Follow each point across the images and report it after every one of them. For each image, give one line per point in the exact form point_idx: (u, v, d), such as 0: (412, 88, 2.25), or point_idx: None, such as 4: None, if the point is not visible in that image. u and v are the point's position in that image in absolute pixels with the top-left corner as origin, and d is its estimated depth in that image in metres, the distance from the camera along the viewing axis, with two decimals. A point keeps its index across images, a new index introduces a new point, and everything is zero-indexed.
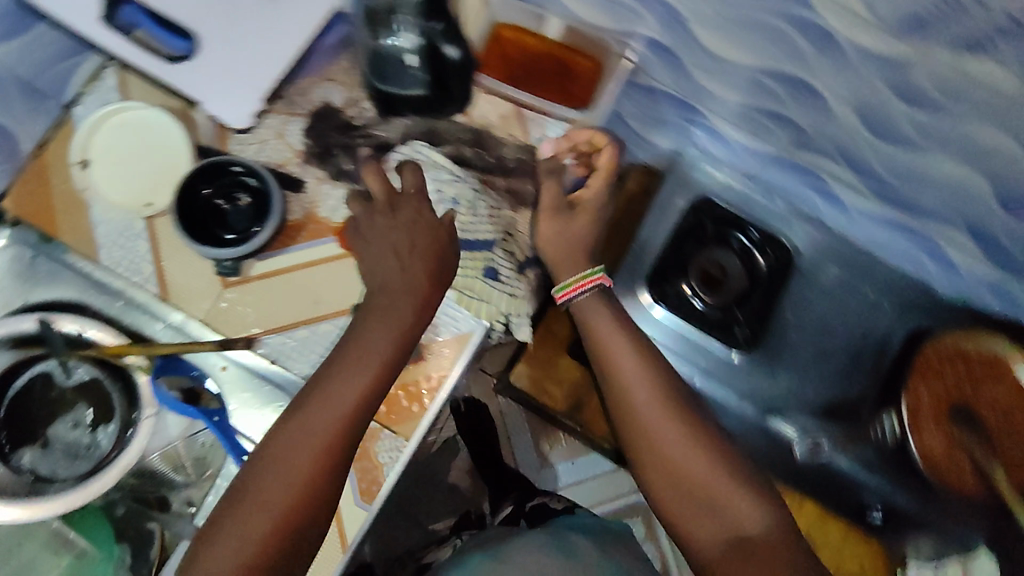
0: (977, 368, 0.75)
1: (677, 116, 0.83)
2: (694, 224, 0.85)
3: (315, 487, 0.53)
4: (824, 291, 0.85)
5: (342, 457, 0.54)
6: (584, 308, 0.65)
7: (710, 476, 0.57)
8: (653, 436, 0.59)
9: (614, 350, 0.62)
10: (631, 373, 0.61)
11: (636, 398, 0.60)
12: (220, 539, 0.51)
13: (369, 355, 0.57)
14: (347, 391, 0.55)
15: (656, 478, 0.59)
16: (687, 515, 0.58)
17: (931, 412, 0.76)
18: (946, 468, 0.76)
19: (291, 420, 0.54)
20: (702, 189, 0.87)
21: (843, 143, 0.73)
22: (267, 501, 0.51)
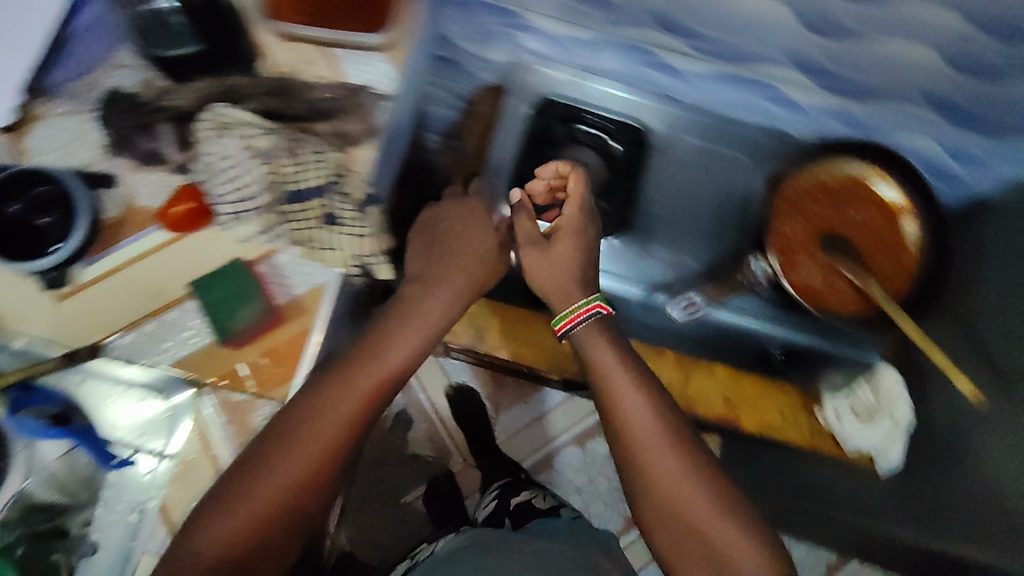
0: (837, 194, 0.80)
1: (498, 24, 0.80)
2: (541, 127, 0.83)
3: (312, 476, 0.60)
4: (682, 166, 0.86)
5: (327, 472, 0.60)
6: (582, 337, 0.71)
7: (687, 486, 0.63)
8: (647, 463, 0.64)
9: (612, 372, 0.68)
10: (634, 405, 0.66)
11: (630, 420, 0.66)
12: (216, 512, 0.58)
13: (361, 387, 0.63)
14: (338, 412, 0.61)
15: (651, 493, 0.65)
16: (677, 538, 0.63)
17: (805, 238, 0.80)
18: (821, 292, 0.78)
19: (295, 416, 0.60)
20: (544, 91, 0.84)
21: (660, 9, 0.72)
22: (271, 500, 0.58)
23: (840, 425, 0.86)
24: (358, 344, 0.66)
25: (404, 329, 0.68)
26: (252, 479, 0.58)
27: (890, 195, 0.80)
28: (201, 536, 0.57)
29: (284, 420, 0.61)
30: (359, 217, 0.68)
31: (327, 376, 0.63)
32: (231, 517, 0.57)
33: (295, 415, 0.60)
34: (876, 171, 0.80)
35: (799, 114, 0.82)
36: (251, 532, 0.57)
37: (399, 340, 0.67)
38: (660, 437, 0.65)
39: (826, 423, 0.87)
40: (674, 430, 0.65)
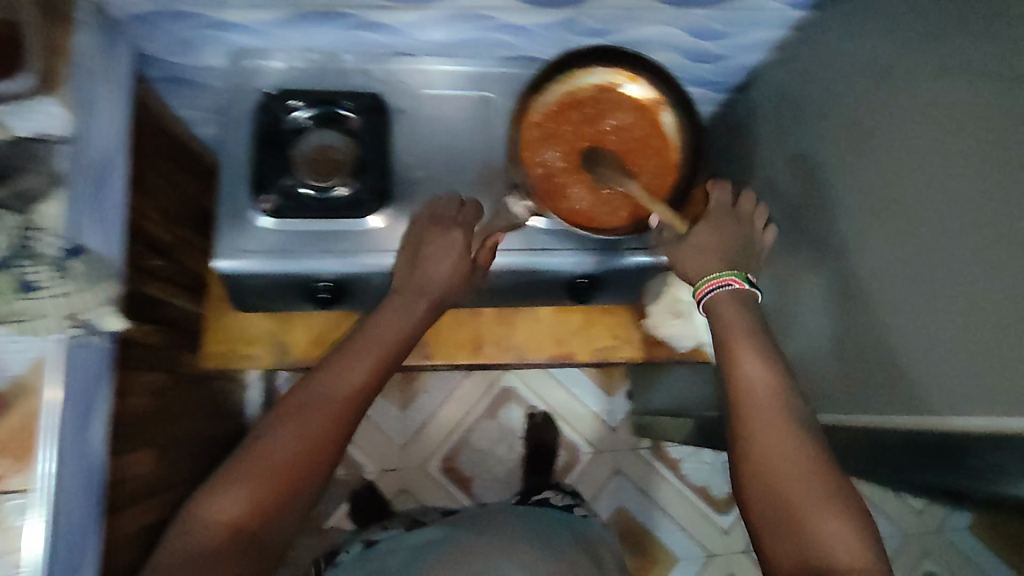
0: (585, 109, 0.78)
1: (190, 31, 0.73)
2: (264, 119, 0.75)
3: (302, 458, 0.59)
4: (430, 119, 0.80)
5: (302, 480, 0.58)
6: (718, 304, 0.68)
7: (792, 465, 0.57)
8: (754, 434, 0.60)
9: (737, 337, 0.65)
10: (756, 380, 0.62)
11: (753, 383, 0.62)
12: (221, 492, 0.56)
13: (334, 404, 0.62)
14: (314, 429, 0.60)
15: (754, 481, 0.58)
16: (771, 514, 0.56)
17: (565, 160, 0.76)
18: (590, 215, 0.75)
19: (294, 400, 0.61)
20: (263, 81, 0.77)
21: None
22: (272, 472, 0.57)
23: (664, 329, 0.86)
24: (323, 363, 0.66)
25: (367, 346, 0.68)
26: (246, 469, 0.57)
27: (640, 94, 0.78)
28: (201, 514, 0.55)
29: (265, 425, 0.60)
30: (61, 272, 0.61)
31: (302, 393, 0.63)
32: (252, 485, 0.56)
33: (276, 422, 0.60)
34: (620, 73, 0.77)
35: (533, 35, 0.79)
36: (250, 514, 0.55)
37: (355, 357, 0.66)
38: (775, 393, 0.61)
39: (653, 331, 0.88)
40: (793, 407, 0.60)
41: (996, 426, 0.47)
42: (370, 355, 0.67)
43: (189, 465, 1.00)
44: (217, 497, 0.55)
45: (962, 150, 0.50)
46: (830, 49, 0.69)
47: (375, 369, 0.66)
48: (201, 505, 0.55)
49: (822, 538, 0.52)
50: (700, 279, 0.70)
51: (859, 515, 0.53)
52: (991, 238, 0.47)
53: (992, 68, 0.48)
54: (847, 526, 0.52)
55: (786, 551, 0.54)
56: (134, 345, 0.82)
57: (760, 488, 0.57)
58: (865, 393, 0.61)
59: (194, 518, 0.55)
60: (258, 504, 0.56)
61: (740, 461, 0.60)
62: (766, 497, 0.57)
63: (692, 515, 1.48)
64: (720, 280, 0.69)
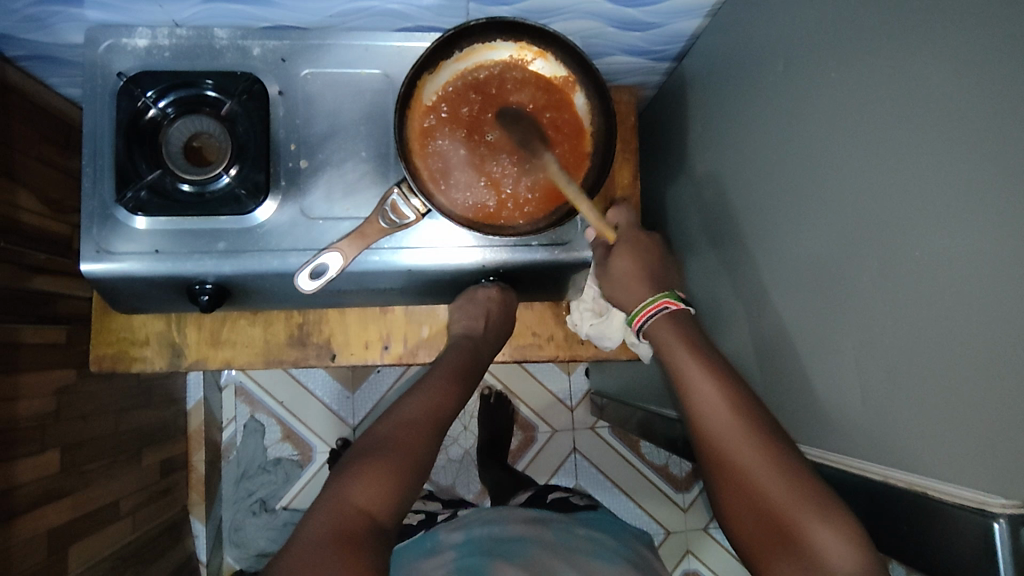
0: (483, 89, 0.69)
1: (35, 11, 0.64)
2: (127, 108, 0.67)
3: (417, 458, 0.61)
4: (317, 99, 0.72)
5: (415, 477, 0.60)
6: (655, 330, 0.70)
7: (759, 476, 0.55)
8: (726, 454, 0.58)
9: (682, 362, 0.65)
10: (709, 401, 0.61)
11: (706, 410, 0.61)
12: (358, 482, 0.57)
13: (425, 415, 0.65)
14: (423, 430, 0.64)
15: (740, 504, 0.57)
16: (768, 537, 0.54)
17: (465, 149, 0.68)
18: (491, 212, 0.69)
19: (407, 402, 0.67)
20: (128, 63, 0.69)
21: None
22: (432, 418, 0.66)
23: (583, 328, 0.83)
24: (415, 387, 0.70)
25: (450, 370, 0.73)
26: (368, 464, 0.59)
27: (549, 72, 0.70)
28: (342, 499, 0.56)
29: (376, 438, 0.62)
30: None
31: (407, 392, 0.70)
32: (384, 481, 0.58)
33: (386, 427, 0.64)
34: (525, 47, 0.69)
35: (434, 6, 0.69)
36: (388, 503, 0.57)
37: (442, 390, 0.69)
38: (733, 409, 0.60)
39: (575, 330, 0.85)
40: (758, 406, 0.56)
41: (931, 491, 0.44)
42: (442, 381, 0.70)
43: (110, 459, 0.98)
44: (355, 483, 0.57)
45: (904, 184, 0.44)
46: (777, 27, 0.61)
47: (458, 387, 0.71)
48: (343, 489, 0.57)
49: (813, 544, 0.50)
50: (636, 308, 0.72)
51: (840, 511, 0.51)
52: (936, 291, 0.42)
53: (945, 84, 0.41)
54: (836, 523, 0.50)
55: (791, 568, 0.52)
56: (19, 346, 0.77)
57: (745, 507, 0.56)
58: (805, 424, 0.59)
59: (333, 500, 0.56)
60: (386, 497, 0.57)
61: (720, 489, 0.59)
62: (754, 519, 0.55)
63: (651, 494, 1.48)
64: (655, 305, 0.71)
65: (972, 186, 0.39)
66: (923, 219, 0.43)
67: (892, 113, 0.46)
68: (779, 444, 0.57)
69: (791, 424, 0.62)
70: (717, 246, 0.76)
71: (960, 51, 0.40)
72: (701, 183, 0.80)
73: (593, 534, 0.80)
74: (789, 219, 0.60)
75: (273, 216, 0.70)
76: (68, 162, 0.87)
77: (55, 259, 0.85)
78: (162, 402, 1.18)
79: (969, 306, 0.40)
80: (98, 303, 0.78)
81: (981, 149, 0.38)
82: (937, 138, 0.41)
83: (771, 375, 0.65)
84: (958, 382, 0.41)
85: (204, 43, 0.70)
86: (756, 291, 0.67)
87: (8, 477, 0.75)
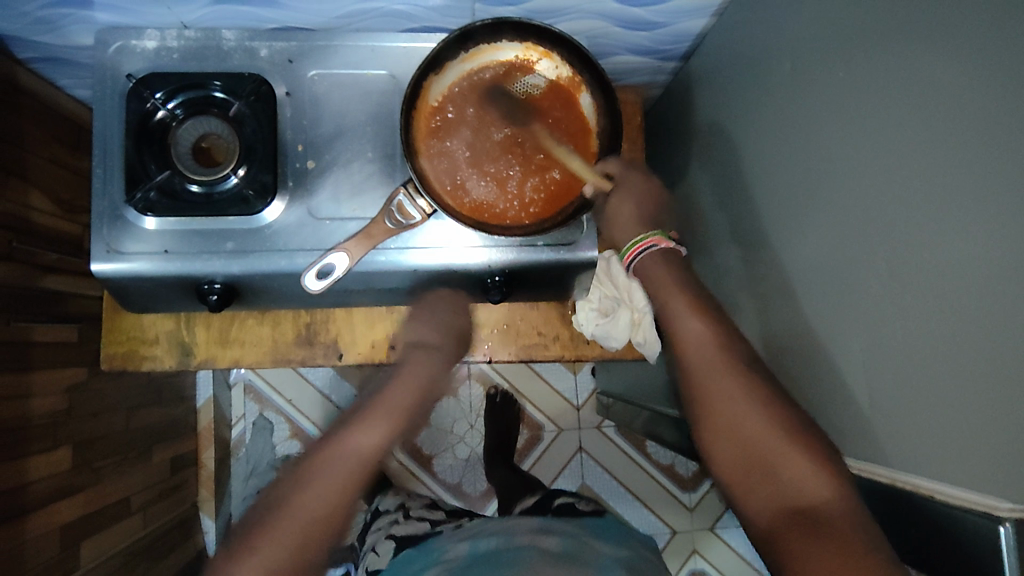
0: (489, 90, 0.69)
1: (44, 14, 0.64)
2: (136, 109, 0.68)
3: (324, 520, 0.59)
4: (323, 100, 0.72)
5: (312, 542, 0.58)
6: (644, 265, 0.69)
7: (741, 408, 0.57)
8: (709, 385, 0.59)
9: (671, 299, 0.66)
10: (696, 336, 0.62)
11: (692, 343, 0.62)
12: (250, 557, 0.56)
13: (343, 462, 0.62)
14: (334, 480, 0.61)
15: (717, 431, 0.58)
16: (740, 462, 0.56)
17: (470, 149, 0.68)
18: (495, 213, 0.69)
19: (327, 446, 0.64)
20: (137, 64, 0.70)
21: None
22: (355, 466, 0.62)
23: (588, 329, 0.83)
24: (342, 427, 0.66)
25: (386, 404, 0.68)
26: (265, 535, 0.57)
27: (555, 72, 0.69)
28: None
29: (286, 494, 0.60)
30: None
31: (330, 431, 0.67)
32: (278, 556, 0.56)
33: (301, 477, 0.61)
34: (531, 48, 0.69)
35: (440, 7, 0.69)
36: None
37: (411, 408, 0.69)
38: (718, 344, 0.61)
39: (580, 330, 0.85)
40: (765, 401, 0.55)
41: (939, 494, 0.43)
42: (376, 416, 0.67)
43: (120, 455, 1.00)
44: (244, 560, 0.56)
45: (913, 185, 0.44)
46: (785, 26, 0.60)
47: (394, 422, 0.67)
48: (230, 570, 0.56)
49: (788, 471, 0.53)
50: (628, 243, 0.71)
51: (827, 460, 0.52)
52: (945, 292, 0.42)
53: (955, 84, 0.40)
54: (814, 459, 0.52)
55: (764, 492, 0.54)
56: (31, 345, 0.78)
57: (723, 437, 0.57)
58: None
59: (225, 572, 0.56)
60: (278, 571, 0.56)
61: (697, 416, 0.60)
62: (730, 447, 0.57)
63: (658, 494, 1.48)
64: (644, 242, 0.69)
65: (982, 186, 0.38)
66: (932, 220, 0.42)
67: (901, 112, 0.45)
68: (762, 382, 0.58)
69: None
70: (723, 245, 0.76)
71: (971, 50, 0.39)
72: (707, 182, 0.80)
73: (596, 543, 0.79)
74: (796, 219, 0.59)
75: (281, 217, 0.70)
76: (80, 162, 0.88)
77: (65, 258, 0.86)
78: (172, 399, 1.20)
79: (978, 307, 0.39)
80: (109, 302, 0.79)
81: (990, 149, 0.38)
82: (946, 139, 0.41)
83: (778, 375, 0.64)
84: (967, 384, 0.40)
85: (212, 44, 0.71)
86: (763, 291, 0.66)
87: (21, 473, 0.76)
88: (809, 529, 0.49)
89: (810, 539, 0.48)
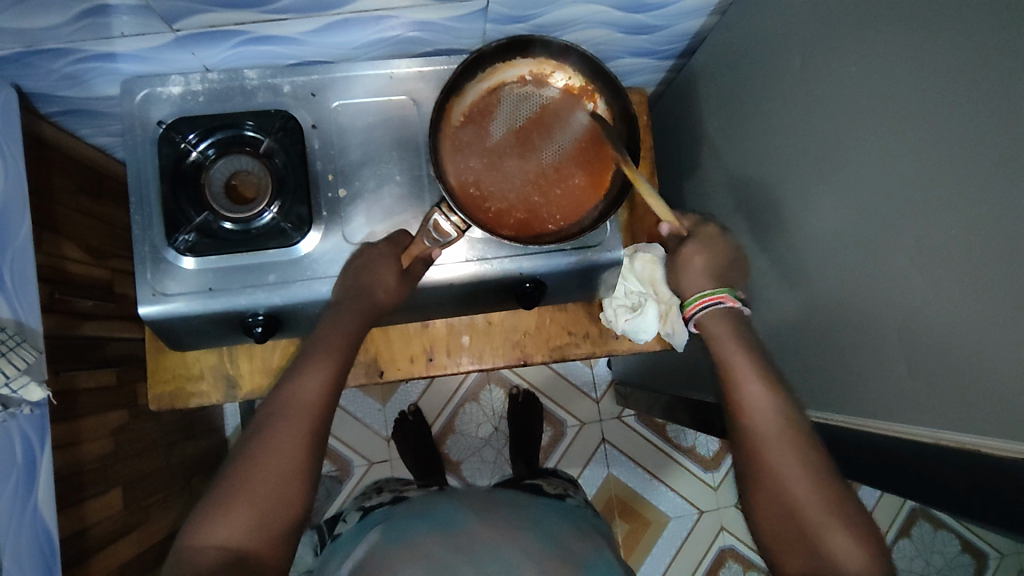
0: (507, 104, 0.72)
1: (76, 71, 0.66)
2: (170, 153, 0.70)
3: (293, 462, 0.58)
4: (347, 129, 0.74)
5: (286, 491, 0.56)
6: (710, 324, 0.67)
7: (801, 480, 0.56)
8: (767, 450, 0.58)
9: (738, 361, 0.64)
10: (758, 402, 0.61)
11: (753, 411, 0.61)
12: (218, 513, 0.54)
13: (292, 410, 0.60)
14: (290, 425, 0.59)
15: (767, 499, 0.57)
16: (782, 527, 0.56)
17: (494, 163, 0.71)
18: (527, 219, 0.71)
19: (275, 403, 0.61)
20: (166, 111, 0.72)
21: (195, 9, 0.58)
22: (306, 409, 0.61)
23: (618, 325, 0.86)
24: (278, 392, 0.62)
25: (319, 358, 0.64)
26: (233, 495, 0.55)
27: (568, 82, 0.72)
28: (193, 540, 0.53)
29: (245, 452, 0.58)
30: None
31: (255, 424, 0.60)
32: (250, 507, 0.55)
33: (247, 448, 0.58)
34: (544, 62, 0.71)
35: (455, 30, 0.72)
36: (256, 524, 0.54)
37: None
38: (782, 413, 0.60)
39: (609, 326, 0.88)
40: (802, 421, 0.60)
41: (983, 448, 0.47)
42: (321, 356, 0.64)
43: (163, 490, 1.01)
44: (205, 524, 0.53)
45: (934, 169, 0.48)
46: (791, 21, 0.64)
47: (332, 366, 0.64)
48: (192, 536, 0.53)
49: (829, 546, 0.53)
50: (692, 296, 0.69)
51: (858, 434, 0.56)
52: (972, 264, 0.45)
53: (968, 70, 0.44)
54: (857, 540, 0.53)
55: (804, 567, 0.53)
56: (78, 393, 0.80)
57: (772, 502, 0.57)
58: (849, 395, 0.63)
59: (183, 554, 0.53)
60: (255, 516, 0.55)
61: (748, 482, 0.59)
62: (777, 515, 0.56)
63: (681, 476, 1.51)
64: (712, 299, 0.68)
65: (999, 164, 0.42)
66: (953, 198, 0.46)
67: (913, 102, 0.49)
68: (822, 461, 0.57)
69: (835, 396, 0.65)
70: (742, 232, 0.80)
71: (978, 40, 0.43)
72: (721, 174, 0.83)
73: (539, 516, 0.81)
74: (817, 204, 0.63)
75: (318, 246, 0.73)
76: (104, 209, 0.89)
77: (99, 304, 0.87)
78: (204, 431, 1.21)
79: (1004, 275, 0.43)
80: (152, 342, 0.81)
81: (1004, 134, 0.42)
82: (961, 125, 0.45)
83: (809, 351, 0.68)
84: (993, 344, 0.44)
85: (236, 85, 0.73)
86: (786, 275, 0.70)
87: (80, 518, 0.77)
88: None
89: None
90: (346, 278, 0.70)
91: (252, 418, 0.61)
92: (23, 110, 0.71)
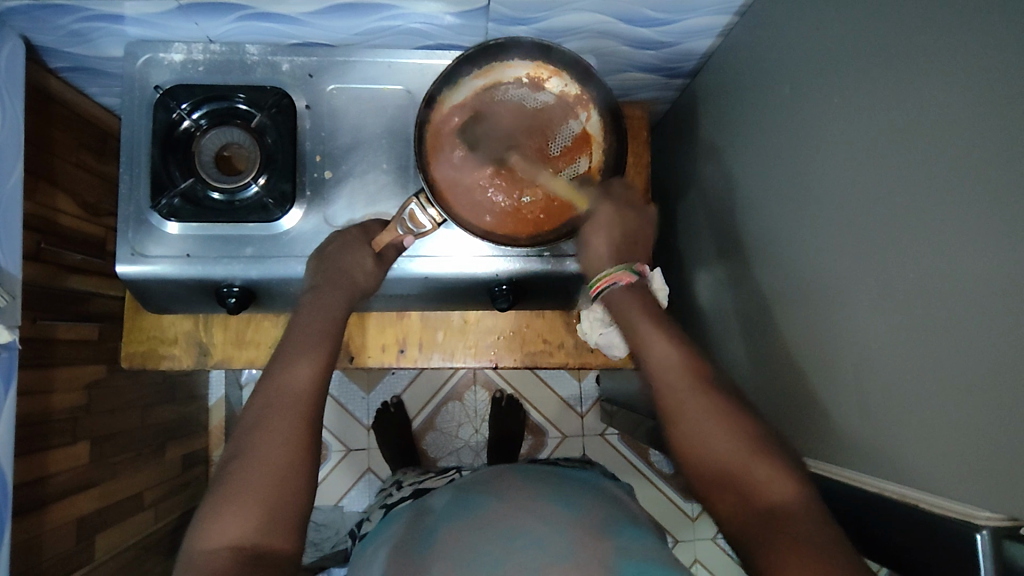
0: (500, 104, 0.71)
1: (82, 29, 0.68)
2: (163, 117, 0.71)
3: (287, 452, 0.57)
4: (338, 114, 0.75)
5: (285, 482, 0.56)
6: (613, 300, 0.65)
7: (719, 427, 0.54)
8: (683, 406, 0.56)
9: (638, 323, 0.62)
10: (665, 356, 0.59)
11: (661, 368, 0.59)
12: (220, 515, 0.53)
13: (280, 399, 0.60)
14: (283, 414, 0.59)
15: (695, 460, 0.54)
16: (711, 477, 0.52)
17: (479, 159, 0.70)
18: (511, 216, 0.71)
19: (264, 394, 0.60)
20: (167, 77, 0.73)
21: None
22: (296, 398, 0.60)
23: (593, 337, 0.84)
24: (267, 381, 0.62)
25: (305, 346, 0.64)
26: (235, 492, 0.55)
27: (564, 89, 0.71)
28: (202, 543, 0.52)
29: (243, 446, 0.58)
30: None
31: (250, 417, 0.60)
32: (251, 502, 0.54)
33: (244, 443, 0.58)
34: (543, 66, 0.70)
35: (455, 26, 0.72)
36: (261, 520, 0.54)
37: None
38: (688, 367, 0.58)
39: (584, 339, 0.87)
40: (707, 367, 0.59)
41: (925, 504, 0.44)
42: (308, 341, 0.64)
43: (133, 450, 1.02)
44: (211, 523, 0.53)
45: (905, 210, 0.46)
46: (787, 50, 0.63)
47: (318, 356, 0.63)
48: (198, 538, 0.53)
49: (760, 488, 0.50)
50: (595, 276, 0.67)
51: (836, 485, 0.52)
52: (936, 311, 0.43)
53: (946, 110, 0.42)
54: (786, 477, 0.50)
55: (738, 514, 0.50)
56: (55, 343, 0.82)
57: (691, 444, 0.54)
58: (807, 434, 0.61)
59: (193, 556, 0.52)
60: (258, 511, 0.54)
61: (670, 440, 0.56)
62: (698, 461, 0.53)
63: (659, 501, 1.49)
64: (609, 278, 0.66)
65: (975, 207, 0.40)
66: (924, 238, 0.44)
67: (893, 139, 0.48)
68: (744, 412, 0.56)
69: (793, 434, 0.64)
70: (725, 259, 0.79)
71: (963, 79, 0.41)
72: (712, 197, 0.82)
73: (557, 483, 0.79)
74: (794, 235, 0.61)
75: (299, 224, 0.74)
76: (105, 167, 0.91)
77: (89, 260, 0.89)
78: (184, 398, 1.22)
79: (965, 326, 0.41)
80: (131, 302, 0.83)
81: (976, 180, 0.40)
82: (933, 169, 0.43)
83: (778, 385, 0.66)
84: (954, 395, 0.42)
85: (236, 58, 0.74)
86: (762, 304, 0.69)
87: (40, 466, 0.78)
88: (790, 546, 0.45)
89: (789, 554, 0.44)
90: (319, 263, 0.69)
91: (246, 411, 0.60)
92: (30, 61, 0.72)
